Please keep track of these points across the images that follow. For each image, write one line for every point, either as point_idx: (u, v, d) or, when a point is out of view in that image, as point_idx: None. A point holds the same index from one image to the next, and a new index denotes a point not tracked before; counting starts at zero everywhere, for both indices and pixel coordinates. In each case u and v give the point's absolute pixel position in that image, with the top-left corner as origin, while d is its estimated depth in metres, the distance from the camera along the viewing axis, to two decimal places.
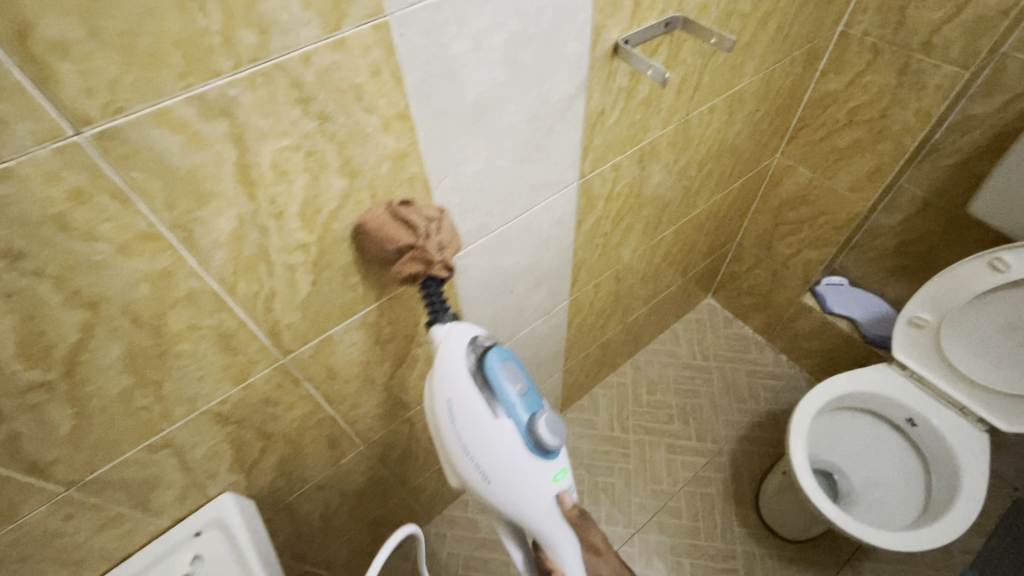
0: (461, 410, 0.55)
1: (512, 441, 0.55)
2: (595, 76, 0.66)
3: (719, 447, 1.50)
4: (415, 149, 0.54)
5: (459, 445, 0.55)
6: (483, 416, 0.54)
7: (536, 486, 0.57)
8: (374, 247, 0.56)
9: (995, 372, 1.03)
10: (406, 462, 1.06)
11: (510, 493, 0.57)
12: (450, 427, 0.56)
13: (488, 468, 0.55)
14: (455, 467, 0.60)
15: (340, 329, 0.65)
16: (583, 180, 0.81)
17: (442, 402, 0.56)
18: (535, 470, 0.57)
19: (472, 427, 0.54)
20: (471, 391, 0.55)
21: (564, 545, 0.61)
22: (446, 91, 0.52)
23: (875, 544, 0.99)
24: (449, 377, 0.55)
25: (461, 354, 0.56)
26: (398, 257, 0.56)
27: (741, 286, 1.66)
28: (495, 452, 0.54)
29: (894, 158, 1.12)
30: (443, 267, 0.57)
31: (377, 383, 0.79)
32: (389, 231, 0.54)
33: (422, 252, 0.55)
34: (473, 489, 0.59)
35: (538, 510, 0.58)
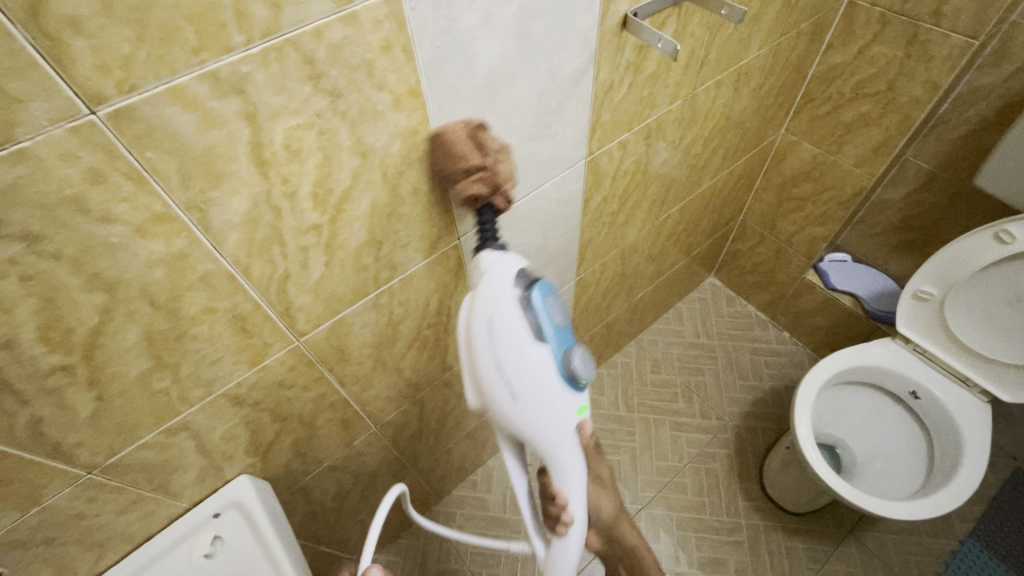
0: (503, 328, 0.53)
1: (549, 368, 0.54)
2: (603, 50, 0.65)
3: (724, 423, 1.52)
4: (426, 127, 0.54)
5: (493, 361, 0.54)
6: (524, 338, 0.53)
7: (562, 417, 0.56)
8: (440, 163, 0.56)
9: (998, 344, 1.04)
10: (416, 443, 1.07)
11: (536, 419, 0.55)
12: (486, 343, 0.54)
13: (520, 389, 0.54)
14: (478, 389, 0.57)
15: (353, 311, 0.65)
16: (590, 158, 0.80)
17: (482, 317, 0.54)
18: (565, 401, 0.56)
19: (511, 347, 0.53)
20: (515, 312, 0.54)
21: (574, 478, 0.60)
22: (456, 66, 0.51)
23: (879, 513, 1.01)
24: (493, 295, 0.54)
25: (508, 278, 0.55)
26: (463, 176, 0.56)
27: (744, 264, 1.66)
28: (531, 374, 0.53)
29: (900, 131, 1.11)
30: (500, 197, 0.59)
31: (388, 364, 0.79)
32: (462, 147, 0.54)
33: (492, 174, 0.55)
34: (495, 411, 0.57)
35: (558, 438, 0.57)
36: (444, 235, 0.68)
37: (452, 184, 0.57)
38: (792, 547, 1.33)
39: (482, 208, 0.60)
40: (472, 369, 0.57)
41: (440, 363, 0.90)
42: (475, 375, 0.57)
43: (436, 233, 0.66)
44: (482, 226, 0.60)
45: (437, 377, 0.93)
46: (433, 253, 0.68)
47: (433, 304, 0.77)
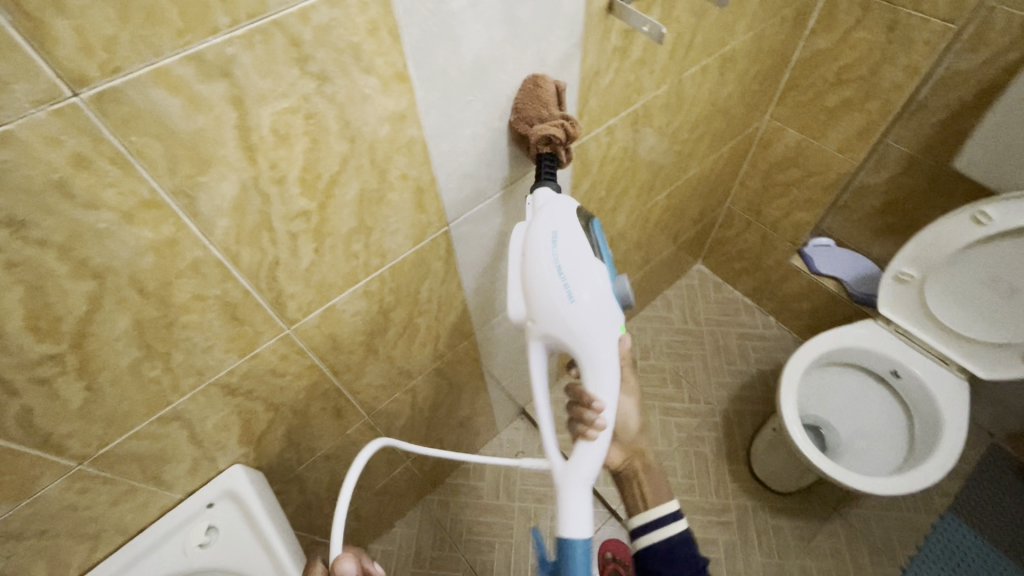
0: (567, 237, 0.61)
1: (603, 277, 0.62)
2: (590, 34, 0.66)
3: (712, 407, 1.55)
4: (414, 112, 0.54)
5: (554, 263, 0.60)
6: (585, 248, 0.61)
7: (607, 324, 0.61)
8: (525, 104, 0.62)
9: (977, 323, 1.07)
10: (409, 432, 1.07)
11: (586, 319, 0.60)
12: (548, 248, 0.61)
13: (579, 288, 0.60)
14: (531, 296, 0.62)
15: (343, 299, 0.65)
16: (578, 144, 0.80)
17: (546, 230, 0.62)
18: (612, 311, 0.62)
19: (574, 252, 0.61)
20: (576, 228, 0.62)
21: (610, 387, 0.62)
22: (444, 50, 0.51)
23: (862, 490, 1.03)
24: (558, 213, 0.63)
25: (570, 204, 0.64)
26: (544, 119, 0.62)
27: (731, 250, 1.69)
28: (589, 276, 0.60)
29: (882, 116, 1.13)
30: (565, 152, 0.65)
31: (380, 353, 0.80)
32: (552, 96, 0.61)
33: (571, 124, 0.62)
34: (545, 313, 0.61)
35: (603, 342, 0.61)
36: (434, 221, 0.68)
37: (530, 124, 0.62)
38: (780, 525, 1.36)
39: (544, 157, 0.65)
40: (527, 277, 0.63)
41: (432, 351, 0.91)
42: (529, 282, 0.62)
43: (426, 219, 0.67)
44: (541, 170, 0.66)
45: (429, 365, 0.94)
46: (423, 239, 0.69)
47: (424, 291, 0.77)
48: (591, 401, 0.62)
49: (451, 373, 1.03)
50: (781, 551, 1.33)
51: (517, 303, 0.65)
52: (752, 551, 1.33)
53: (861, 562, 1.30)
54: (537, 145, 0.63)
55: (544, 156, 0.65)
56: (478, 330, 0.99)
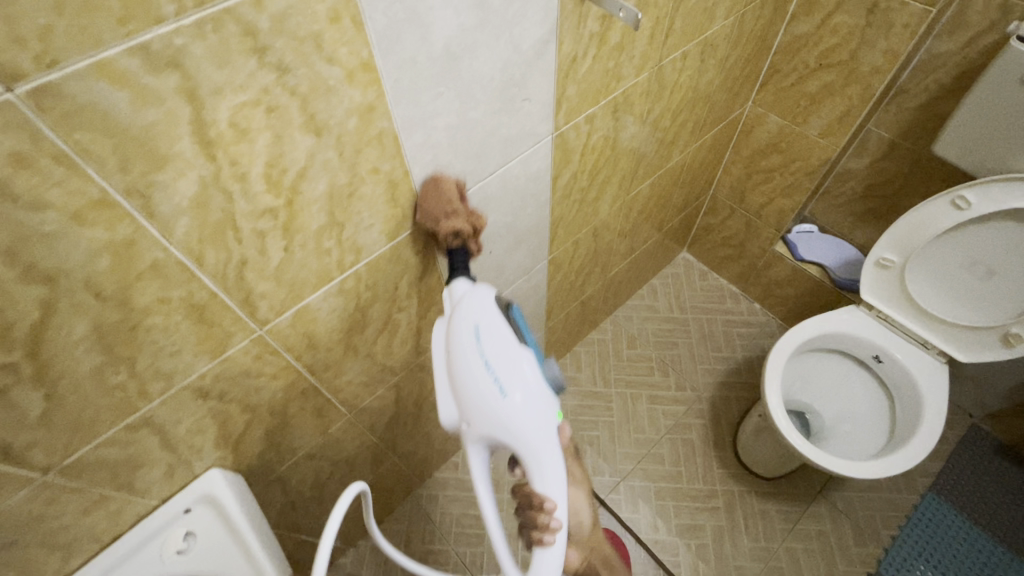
0: (488, 329, 0.61)
1: (532, 365, 0.61)
2: (566, 20, 0.64)
3: (699, 394, 1.56)
4: (383, 103, 0.52)
5: (480, 360, 0.59)
6: (509, 338, 0.61)
7: (544, 415, 0.60)
8: (429, 204, 0.64)
9: (958, 306, 1.08)
10: (395, 428, 1.06)
11: (522, 414, 0.59)
12: (472, 344, 0.60)
13: (508, 382, 0.59)
14: (460, 396, 0.61)
15: (317, 297, 0.64)
16: (557, 134, 0.79)
17: (466, 324, 0.61)
18: (547, 399, 0.61)
19: (498, 344, 0.60)
20: (497, 317, 0.62)
21: (558, 480, 0.60)
22: (412, 37, 0.49)
23: (843, 474, 1.05)
24: (477, 305, 0.62)
25: (489, 295, 0.64)
26: (450, 214, 0.64)
27: (716, 237, 1.69)
28: (517, 367, 0.60)
29: (863, 101, 1.13)
30: (472, 244, 0.68)
31: (360, 350, 0.78)
32: (453, 193, 0.64)
33: (475, 216, 0.67)
34: (480, 413, 0.60)
35: (544, 435, 0.60)
36: (409, 216, 0.66)
37: (436, 221, 0.64)
38: (765, 509, 1.38)
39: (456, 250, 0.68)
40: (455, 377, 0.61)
41: (414, 346, 0.90)
42: (458, 382, 0.61)
43: (401, 214, 0.65)
44: (455, 266, 0.68)
45: (412, 361, 0.93)
46: (399, 235, 0.67)
47: (403, 287, 0.75)
48: (541, 501, 0.60)
49: (435, 368, 1.02)
50: (767, 535, 1.35)
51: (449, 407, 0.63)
52: (739, 535, 1.35)
53: (846, 544, 1.32)
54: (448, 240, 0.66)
55: (455, 251, 0.68)
56: None
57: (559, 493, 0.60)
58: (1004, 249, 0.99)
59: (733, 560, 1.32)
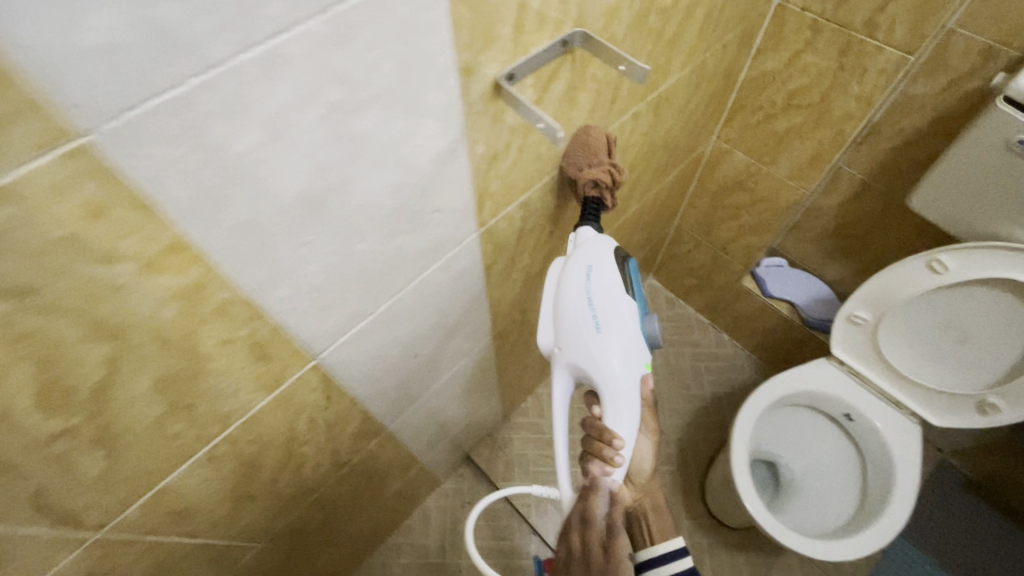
0: (602, 274, 0.65)
1: (632, 314, 0.65)
2: (476, 121, 0.51)
3: (666, 439, 1.45)
4: (216, 276, 0.39)
5: (587, 298, 0.64)
6: (618, 287, 0.65)
7: (631, 361, 0.65)
8: (576, 148, 0.66)
9: (932, 368, 1.02)
10: (327, 528, 0.95)
11: (613, 352, 0.63)
12: (582, 285, 0.65)
13: (607, 322, 0.63)
14: (560, 324, 0.66)
15: (177, 477, 0.51)
16: (483, 229, 0.66)
17: (582, 265, 0.65)
18: (639, 347, 0.66)
19: (606, 290, 0.64)
20: (612, 266, 0.66)
21: (630, 421, 0.65)
22: (245, 198, 0.36)
23: (814, 555, 0.98)
24: (596, 251, 0.66)
25: (610, 245, 0.67)
26: (593, 162, 0.66)
27: (681, 268, 1.57)
28: (618, 313, 0.64)
29: (833, 145, 1.04)
30: (611, 199, 0.68)
31: (256, 494, 0.66)
32: (603, 144, 0.66)
33: (617, 171, 0.66)
34: (575, 342, 0.65)
35: (626, 377, 0.64)
36: (290, 364, 0.54)
37: (580, 166, 0.66)
38: (735, 562, 1.31)
39: (591, 202, 0.68)
40: (560, 307, 0.66)
41: (332, 463, 0.77)
42: (560, 314, 0.66)
43: (279, 365, 0.52)
44: (587, 213, 0.68)
45: (332, 475, 0.80)
46: (282, 384, 0.55)
47: (302, 423, 0.63)
48: (610, 437, 0.64)
49: (365, 468, 0.90)
50: None
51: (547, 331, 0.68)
52: None
53: None
54: (584, 188, 0.67)
55: (590, 201, 0.68)
56: (390, 423, 0.85)
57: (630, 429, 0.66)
58: (982, 315, 0.92)
59: None
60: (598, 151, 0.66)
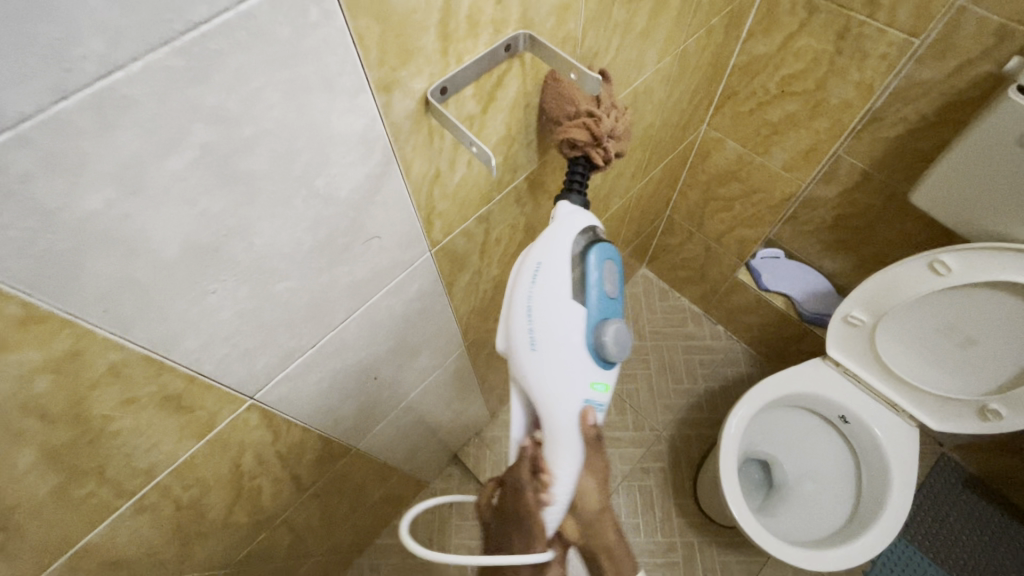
0: (550, 276, 0.53)
1: (575, 326, 0.52)
2: (407, 141, 0.45)
3: (658, 434, 1.39)
4: (95, 341, 0.35)
5: (526, 304, 0.53)
6: (563, 291, 0.52)
7: (571, 383, 0.53)
8: (552, 102, 0.55)
9: (931, 372, 0.97)
10: (300, 544, 0.92)
11: (550, 372, 0.53)
12: (526, 287, 0.54)
13: (543, 336, 0.52)
14: (504, 330, 0.57)
15: (102, 533, 0.48)
16: (437, 248, 0.61)
17: (530, 263, 0.55)
18: (585, 366, 0.53)
19: (549, 296, 0.52)
20: (566, 265, 0.53)
21: (570, 456, 0.56)
22: (109, 259, 0.32)
23: (798, 563, 0.94)
24: (548, 246, 0.54)
25: (569, 237, 0.54)
26: (570, 115, 0.54)
27: (675, 260, 1.50)
28: (557, 325, 0.52)
29: (831, 136, 0.97)
30: (600, 154, 0.56)
31: (206, 531, 0.63)
32: (580, 89, 0.53)
33: (598, 122, 0.53)
34: (513, 354, 0.56)
35: (565, 405, 0.54)
36: (220, 408, 0.50)
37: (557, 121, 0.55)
38: (726, 560, 1.26)
39: (577, 162, 0.57)
40: (506, 309, 0.57)
41: (295, 489, 0.74)
42: (505, 318, 0.57)
43: (206, 412, 0.48)
44: (572, 176, 0.58)
45: (297, 498, 0.78)
46: (213, 429, 0.51)
47: (248, 459, 0.59)
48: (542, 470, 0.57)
49: (335, 486, 0.87)
50: None
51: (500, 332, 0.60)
52: None
53: None
54: (564, 149, 0.57)
55: (576, 161, 0.57)
56: (356, 442, 0.81)
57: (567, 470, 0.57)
58: (986, 319, 0.86)
59: None
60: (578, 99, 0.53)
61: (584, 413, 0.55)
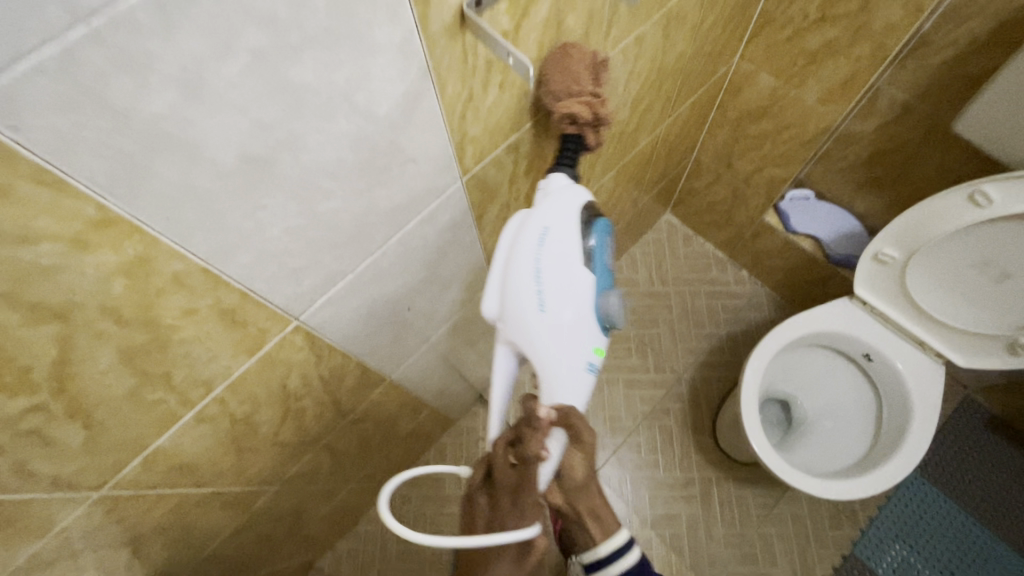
0: (559, 237, 0.52)
1: (587, 291, 0.52)
2: (443, 58, 0.45)
3: (679, 376, 1.42)
4: (161, 248, 0.37)
5: (535, 265, 0.51)
6: (574, 255, 0.52)
7: (580, 349, 0.52)
8: (556, 76, 0.54)
9: (961, 308, 0.96)
10: (338, 469, 0.98)
11: (562, 337, 0.51)
12: (534, 248, 0.52)
13: (556, 299, 0.50)
14: (503, 296, 0.53)
15: (168, 440, 0.52)
16: (468, 177, 0.61)
17: (538, 225, 0.53)
18: (591, 333, 0.53)
19: (560, 257, 0.51)
20: (574, 229, 0.53)
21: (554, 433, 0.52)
22: (171, 164, 0.33)
23: (814, 493, 0.98)
24: (556, 210, 0.54)
25: (575, 205, 0.54)
26: (572, 91, 0.54)
27: (700, 203, 1.47)
28: (571, 288, 0.51)
29: (872, 63, 0.93)
30: (594, 134, 0.58)
31: (258, 446, 0.67)
32: (583, 68, 0.54)
33: (601, 103, 0.55)
34: (514, 319, 0.52)
35: (572, 370, 0.52)
36: (270, 327, 0.53)
37: (557, 95, 0.55)
38: (742, 495, 1.30)
39: (568, 140, 0.58)
40: (506, 273, 0.53)
41: (335, 414, 0.79)
42: (506, 281, 0.53)
43: (257, 330, 0.51)
44: (563, 153, 0.58)
45: (337, 424, 0.82)
46: (263, 347, 0.54)
47: (294, 380, 0.63)
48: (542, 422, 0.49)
49: (370, 415, 0.92)
50: (743, 521, 1.27)
51: (489, 299, 0.54)
52: (715, 523, 1.28)
53: (822, 528, 1.26)
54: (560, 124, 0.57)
55: (568, 139, 0.58)
56: (389, 374, 0.85)
57: (558, 441, 0.52)
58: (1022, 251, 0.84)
59: (706, 548, 1.26)
60: (580, 76, 0.54)
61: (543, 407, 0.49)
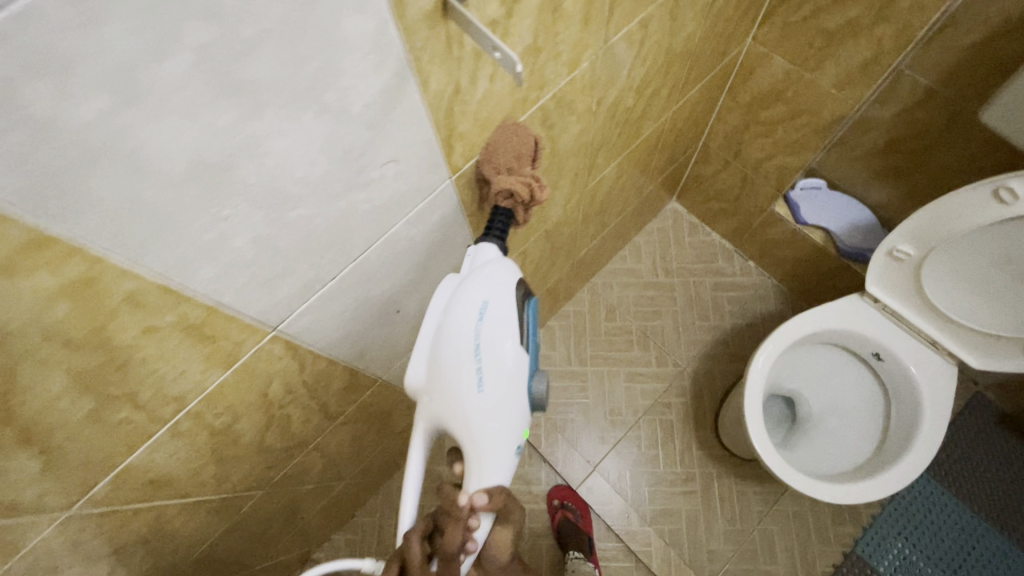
0: (498, 315, 0.50)
1: (521, 373, 0.51)
2: (426, 48, 0.41)
3: (682, 369, 1.39)
4: (108, 267, 0.34)
5: (473, 343, 0.48)
6: (512, 335, 0.50)
7: (510, 430, 0.51)
8: (501, 149, 0.56)
9: (980, 307, 0.92)
10: (330, 467, 0.96)
11: (495, 418, 0.49)
12: (473, 324, 0.49)
13: (493, 381, 0.48)
14: (436, 369, 0.49)
15: (140, 457, 0.50)
16: (458, 175, 0.57)
17: (476, 299, 0.50)
18: (522, 412, 0.52)
19: (499, 336, 0.49)
20: (511, 307, 0.51)
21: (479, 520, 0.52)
22: (110, 177, 0.30)
23: (818, 496, 0.95)
24: (495, 284, 0.51)
25: (512, 282, 0.53)
26: (514, 168, 0.57)
27: (708, 191, 1.41)
28: (507, 369, 0.49)
29: (895, 46, 0.87)
30: (523, 214, 0.59)
31: (241, 454, 0.65)
32: (526, 150, 0.57)
33: (538, 186, 0.57)
34: (447, 396, 0.49)
35: (501, 451, 0.50)
36: (243, 340, 0.49)
37: (500, 166, 0.56)
38: (743, 490, 1.28)
39: (500, 212, 0.58)
40: (439, 346, 0.50)
41: (324, 417, 0.76)
42: (440, 355, 0.49)
43: (230, 343, 0.48)
44: (491, 225, 0.57)
45: (327, 426, 0.80)
46: (238, 360, 0.51)
47: (276, 388, 0.60)
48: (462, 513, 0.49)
49: (362, 415, 0.89)
50: (743, 517, 1.26)
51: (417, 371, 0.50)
52: (714, 518, 1.26)
53: (823, 524, 1.24)
54: (497, 196, 0.58)
55: (497, 212, 0.58)
56: (381, 374, 0.82)
57: (481, 527, 0.52)
58: None
59: (705, 544, 1.24)
60: (522, 156, 0.57)
61: (470, 496, 0.50)
